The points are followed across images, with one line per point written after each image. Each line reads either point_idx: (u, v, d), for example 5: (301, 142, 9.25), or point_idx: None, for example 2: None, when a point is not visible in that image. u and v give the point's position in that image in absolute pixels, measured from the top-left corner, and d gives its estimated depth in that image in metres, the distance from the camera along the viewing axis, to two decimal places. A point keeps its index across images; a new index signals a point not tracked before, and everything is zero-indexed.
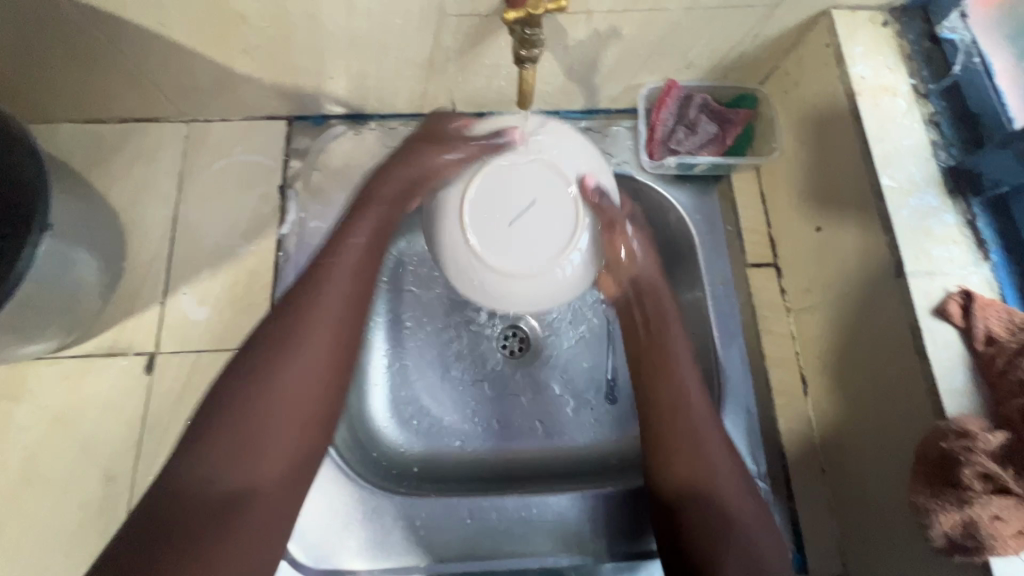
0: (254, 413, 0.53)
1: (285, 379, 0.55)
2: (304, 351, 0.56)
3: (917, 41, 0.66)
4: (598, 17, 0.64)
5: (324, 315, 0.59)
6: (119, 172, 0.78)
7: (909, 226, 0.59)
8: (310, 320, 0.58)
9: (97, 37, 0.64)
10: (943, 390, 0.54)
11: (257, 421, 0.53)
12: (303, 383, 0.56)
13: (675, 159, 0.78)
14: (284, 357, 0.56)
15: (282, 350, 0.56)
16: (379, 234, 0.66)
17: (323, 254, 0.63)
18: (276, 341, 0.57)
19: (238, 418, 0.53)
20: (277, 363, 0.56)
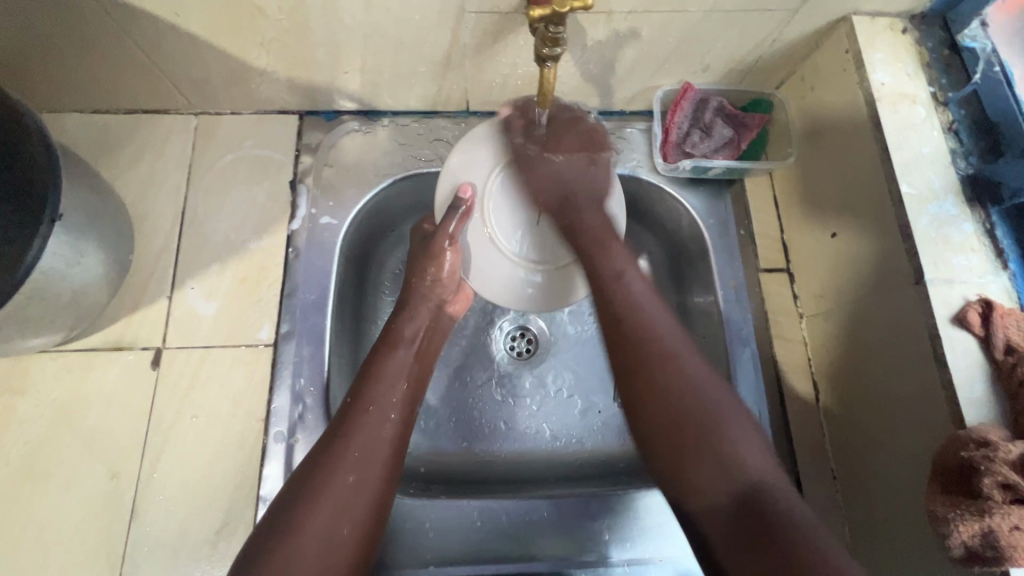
0: (310, 521, 0.52)
1: (344, 489, 0.54)
2: (359, 465, 0.56)
3: (936, 49, 0.67)
4: (618, 18, 0.64)
5: (385, 416, 0.60)
6: (127, 163, 0.77)
7: (928, 234, 0.59)
8: (367, 428, 0.58)
9: (111, 26, 0.63)
10: (962, 400, 0.53)
11: (308, 531, 0.51)
12: (355, 501, 0.54)
13: (690, 163, 0.77)
14: (347, 453, 0.56)
15: (339, 458, 0.55)
16: (428, 335, 0.69)
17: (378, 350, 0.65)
18: (331, 450, 0.56)
19: (302, 513, 0.52)
20: (340, 459, 0.56)
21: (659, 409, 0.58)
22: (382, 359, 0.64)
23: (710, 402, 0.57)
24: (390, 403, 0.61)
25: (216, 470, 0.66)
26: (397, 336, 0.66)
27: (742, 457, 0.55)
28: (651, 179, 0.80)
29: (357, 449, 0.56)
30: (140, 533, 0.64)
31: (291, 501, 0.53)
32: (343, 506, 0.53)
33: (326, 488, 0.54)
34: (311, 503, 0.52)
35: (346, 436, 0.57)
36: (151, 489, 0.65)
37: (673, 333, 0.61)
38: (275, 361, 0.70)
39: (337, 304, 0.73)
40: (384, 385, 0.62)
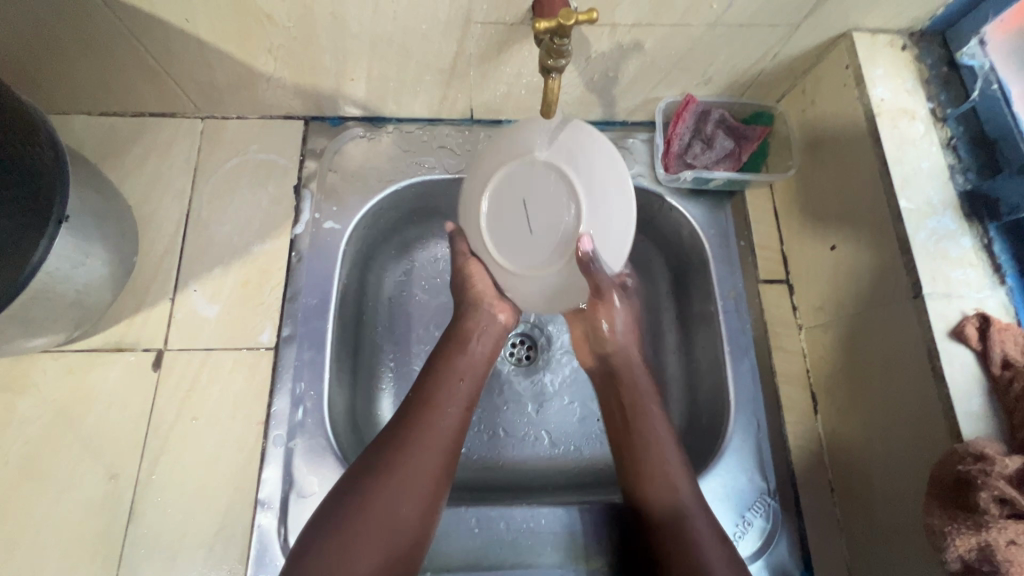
0: (374, 505, 0.55)
1: (408, 477, 0.57)
2: (422, 453, 0.59)
3: (935, 66, 0.68)
4: (622, 30, 0.64)
5: (447, 407, 0.63)
6: (133, 166, 0.78)
7: (926, 248, 0.59)
8: (431, 420, 0.61)
9: (121, 30, 0.63)
10: (959, 414, 0.54)
11: (370, 513, 0.55)
12: (417, 485, 0.58)
13: (692, 173, 0.77)
14: (417, 437, 0.59)
15: (401, 446, 0.59)
16: (490, 341, 0.69)
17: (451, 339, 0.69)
18: (397, 439, 0.59)
19: (373, 490, 0.56)
20: (410, 440, 0.59)
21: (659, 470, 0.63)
22: (450, 358, 0.66)
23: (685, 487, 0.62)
24: (452, 394, 0.64)
25: (215, 473, 0.66)
26: (463, 341, 0.68)
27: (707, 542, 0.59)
28: (653, 189, 0.81)
29: (420, 440, 0.60)
30: (137, 535, 0.63)
31: (353, 485, 0.57)
32: (404, 491, 0.57)
33: (390, 474, 0.57)
34: (377, 488, 0.56)
35: (412, 427, 0.60)
36: (150, 490, 0.65)
37: (671, 442, 0.65)
38: (276, 365, 0.70)
39: (338, 309, 0.73)
40: (446, 379, 0.65)
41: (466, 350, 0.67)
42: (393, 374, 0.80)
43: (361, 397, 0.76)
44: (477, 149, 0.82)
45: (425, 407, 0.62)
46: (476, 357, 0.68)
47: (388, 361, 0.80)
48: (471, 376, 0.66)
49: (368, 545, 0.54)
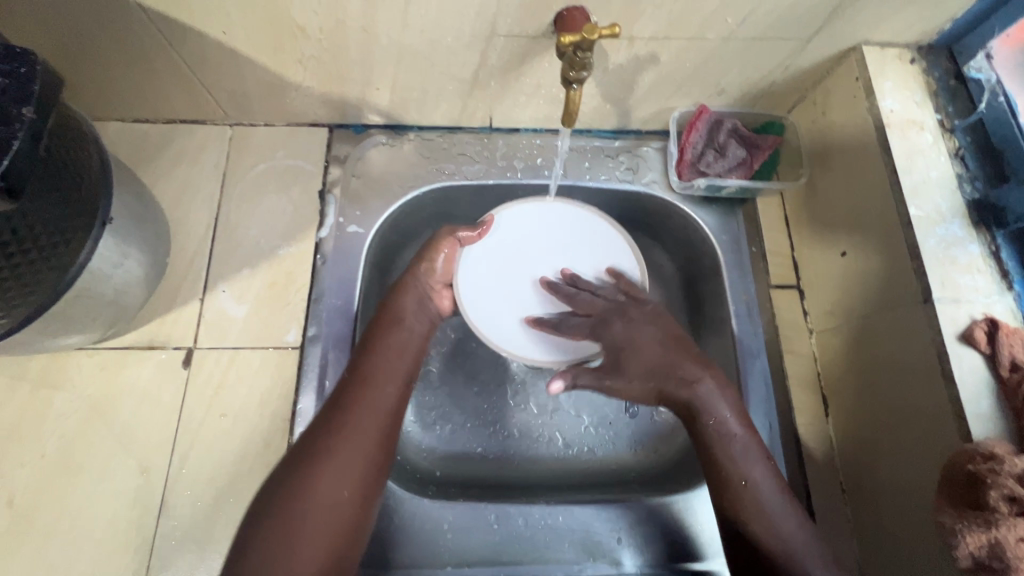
0: (305, 492, 0.54)
1: (344, 458, 0.56)
2: (357, 435, 0.58)
3: (943, 79, 0.70)
4: (640, 43, 0.67)
5: (378, 389, 0.61)
6: (164, 170, 0.81)
7: (936, 255, 0.61)
8: (364, 397, 0.60)
9: (161, 41, 0.66)
10: (969, 415, 0.55)
11: (307, 500, 0.53)
12: (353, 465, 0.56)
13: (704, 181, 0.80)
14: (346, 419, 0.58)
15: (331, 429, 0.58)
16: (425, 316, 0.70)
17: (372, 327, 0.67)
18: (333, 423, 0.58)
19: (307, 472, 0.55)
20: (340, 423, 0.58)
21: (746, 498, 0.60)
22: (375, 336, 0.66)
23: (786, 518, 0.59)
24: (386, 378, 0.63)
25: (243, 468, 0.68)
26: (397, 316, 0.68)
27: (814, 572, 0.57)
28: (666, 196, 0.83)
29: (355, 420, 0.59)
30: (167, 527, 0.65)
31: (286, 477, 0.55)
32: (342, 474, 0.56)
33: (325, 458, 0.56)
34: (310, 472, 0.55)
35: (349, 404, 0.59)
36: (180, 484, 0.67)
37: (752, 447, 0.62)
38: (301, 363, 0.73)
39: (360, 310, 0.76)
40: (382, 358, 0.64)
41: (399, 325, 0.67)
42: None
43: None
44: (495, 156, 0.84)
45: (354, 389, 0.61)
46: (414, 333, 0.68)
47: None
48: (403, 361, 0.65)
49: (305, 532, 0.52)
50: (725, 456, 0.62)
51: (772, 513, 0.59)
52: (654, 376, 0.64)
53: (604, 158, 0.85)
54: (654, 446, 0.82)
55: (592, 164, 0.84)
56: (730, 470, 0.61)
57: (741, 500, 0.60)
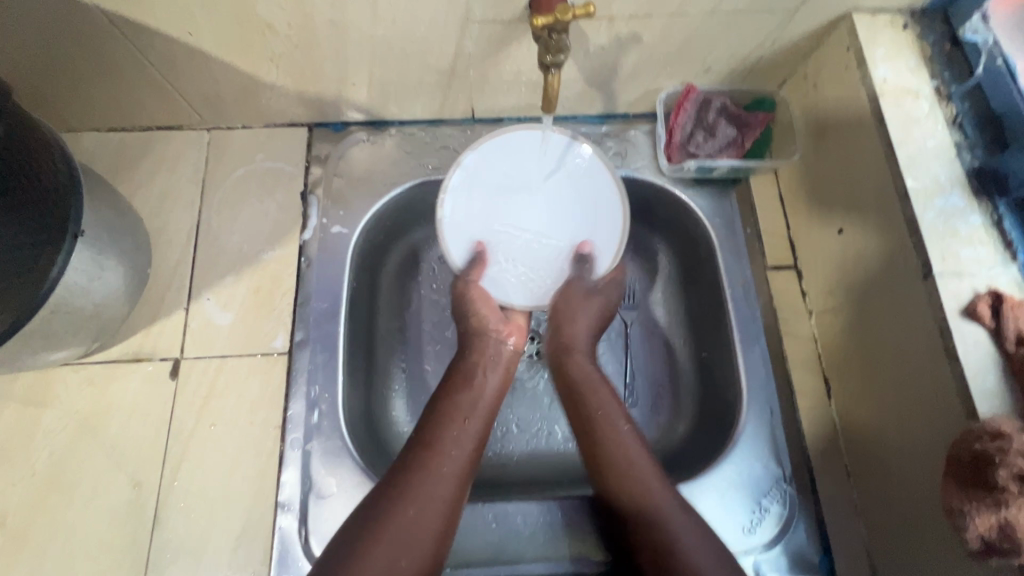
0: (411, 498, 0.56)
1: (451, 466, 0.59)
2: (460, 442, 0.61)
3: (938, 43, 0.67)
4: (619, 23, 0.64)
5: (454, 459, 0.60)
6: (143, 180, 0.79)
7: (936, 228, 0.59)
8: (440, 464, 0.59)
9: (126, 46, 0.64)
10: (975, 392, 0.53)
11: (407, 506, 0.55)
12: (416, 537, 0.54)
13: (694, 163, 0.77)
14: (419, 489, 0.56)
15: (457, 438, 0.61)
16: (516, 329, 0.73)
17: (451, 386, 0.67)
18: (435, 432, 0.61)
19: (375, 544, 0.52)
20: (413, 490, 0.56)
21: (606, 459, 0.62)
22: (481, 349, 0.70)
23: (642, 463, 0.62)
24: (456, 443, 0.61)
25: (236, 477, 0.67)
26: (484, 328, 0.71)
27: (665, 500, 0.59)
28: (656, 180, 0.81)
29: (459, 434, 0.62)
30: (163, 541, 0.65)
31: (390, 482, 0.57)
32: (451, 480, 0.58)
33: (445, 460, 0.59)
34: (377, 539, 0.53)
35: (424, 471, 0.58)
36: (173, 496, 0.66)
37: (616, 412, 0.66)
38: (290, 369, 0.71)
39: (348, 312, 0.74)
40: (481, 370, 0.68)
41: (469, 385, 0.66)
42: (406, 374, 0.80)
43: (375, 398, 0.77)
44: None
45: (452, 401, 0.64)
46: (485, 392, 0.67)
47: (400, 362, 0.80)
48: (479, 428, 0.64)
49: (406, 532, 0.54)
50: (612, 445, 0.63)
51: (619, 448, 0.63)
52: (562, 349, 0.71)
53: (590, 144, 0.83)
54: None
55: None
56: (595, 408, 0.66)
57: (624, 465, 0.62)
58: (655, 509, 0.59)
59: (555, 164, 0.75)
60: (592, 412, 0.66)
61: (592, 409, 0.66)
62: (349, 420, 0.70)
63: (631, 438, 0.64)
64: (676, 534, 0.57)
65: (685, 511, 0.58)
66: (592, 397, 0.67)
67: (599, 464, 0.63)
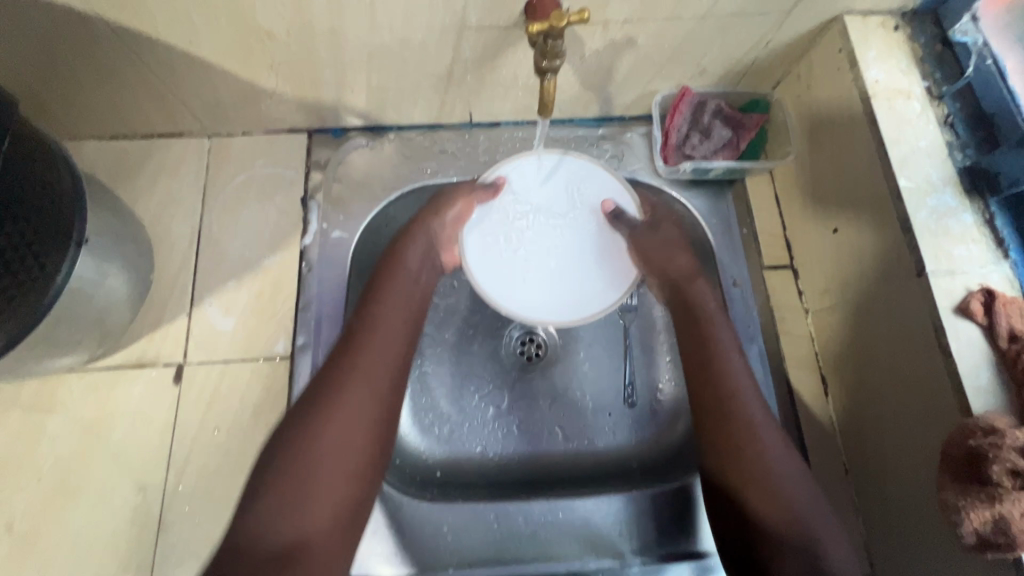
0: (305, 452, 0.54)
1: (355, 411, 0.57)
2: (366, 387, 0.58)
3: (929, 44, 0.68)
4: (614, 27, 0.65)
5: (376, 349, 0.61)
6: (144, 186, 0.80)
7: (928, 227, 0.60)
8: (361, 370, 0.59)
9: (128, 55, 0.65)
10: (968, 388, 0.54)
11: (305, 459, 0.54)
12: (344, 436, 0.56)
13: (690, 164, 0.78)
14: (340, 396, 0.57)
15: (351, 383, 0.58)
16: (430, 269, 0.70)
17: (378, 282, 0.67)
18: (339, 377, 0.58)
19: (301, 453, 0.54)
20: (336, 399, 0.57)
21: (754, 459, 0.59)
22: (382, 290, 0.66)
23: (767, 436, 0.60)
24: (393, 344, 0.62)
25: (240, 480, 0.68)
26: (399, 266, 0.68)
27: (785, 477, 0.58)
28: (653, 182, 0.82)
29: (361, 379, 0.59)
30: (168, 545, 0.65)
31: (290, 431, 0.56)
32: (355, 428, 0.56)
33: (344, 400, 0.57)
34: (302, 444, 0.54)
35: (343, 380, 0.58)
36: (177, 500, 0.67)
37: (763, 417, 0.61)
38: (292, 373, 0.72)
39: (348, 316, 0.75)
40: (388, 312, 0.64)
41: (400, 279, 0.67)
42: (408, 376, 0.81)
43: None
44: (478, 152, 0.83)
45: (357, 344, 0.61)
46: (415, 285, 0.68)
47: None
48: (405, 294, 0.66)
49: (310, 486, 0.53)
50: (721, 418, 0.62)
51: (762, 442, 0.60)
52: (688, 328, 0.69)
53: (587, 147, 0.83)
54: (656, 436, 0.81)
55: (576, 154, 0.83)
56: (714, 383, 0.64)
57: (728, 434, 0.61)
58: (767, 478, 0.58)
59: (532, 199, 0.74)
60: (733, 416, 0.61)
61: (737, 417, 0.61)
62: None
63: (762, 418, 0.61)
64: (801, 508, 0.57)
65: (806, 489, 0.58)
66: (738, 405, 0.62)
67: (725, 437, 0.61)
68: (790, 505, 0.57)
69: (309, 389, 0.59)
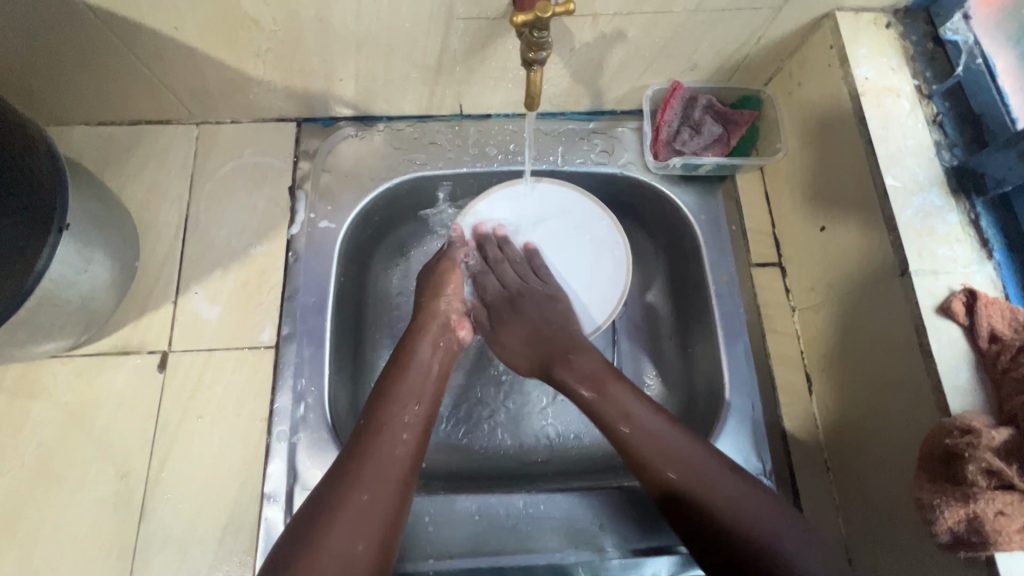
0: (309, 556, 0.52)
1: (358, 510, 0.55)
2: (373, 484, 0.57)
3: (921, 42, 0.67)
4: (603, 20, 0.65)
5: (396, 435, 0.61)
6: (131, 173, 0.80)
7: (913, 226, 0.59)
8: (382, 455, 0.59)
9: (113, 41, 0.65)
10: (948, 387, 0.54)
11: (313, 563, 0.52)
12: (365, 523, 0.55)
13: (681, 159, 0.78)
14: (360, 483, 0.57)
15: (359, 481, 0.57)
16: (444, 355, 0.70)
17: (393, 368, 0.67)
18: (347, 476, 0.57)
19: (319, 542, 0.53)
20: (355, 486, 0.57)
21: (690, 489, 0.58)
22: (394, 380, 0.66)
23: (688, 452, 0.61)
24: (404, 424, 0.62)
25: (222, 469, 0.68)
26: (410, 358, 0.68)
27: (723, 480, 0.59)
28: (642, 177, 0.82)
29: (368, 478, 0.57)
30: (149, 532, 0.66)
31: (308, 521, 0.55)
32: (360, 528, 0.54)
33: (362, 487, 0.57)
34: (320, 531, 0.53)
35: (363, 465, 0.58)
36: (160, 487, 0.67)
37: (671, 438, 0.61)
38: (277, 362, 0.72)
39: (336, 306, 0.75)
40: (399, 406, 0.63)
41: (415, 366, 0.67)
42: None
43: (362, 389, 0.78)
44: (468, 144, 0.82)
45: (376, 428, 0.61)
46: (429, 369, 0.68)
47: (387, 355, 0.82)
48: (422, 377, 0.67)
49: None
50: (647, 443, 0.61)
51: (685, 470, 0.59)
52: (590, 385, 0.66)
53: (578, 141, 0.83)
54: None
55: (566, 148, 0.83)
56: (611, 418, 0.64)
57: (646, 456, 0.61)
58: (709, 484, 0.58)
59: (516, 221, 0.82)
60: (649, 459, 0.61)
61: (652, 457, 0.61)
62: (336, 412, 0.71)
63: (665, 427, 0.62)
64: (747, 505, 0.57)
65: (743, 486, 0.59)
66: (655, 445, 0.61)
67: (644, 463, 0.61)
68: (737, 509, 0.57)
69: (328, 476, 0.58)
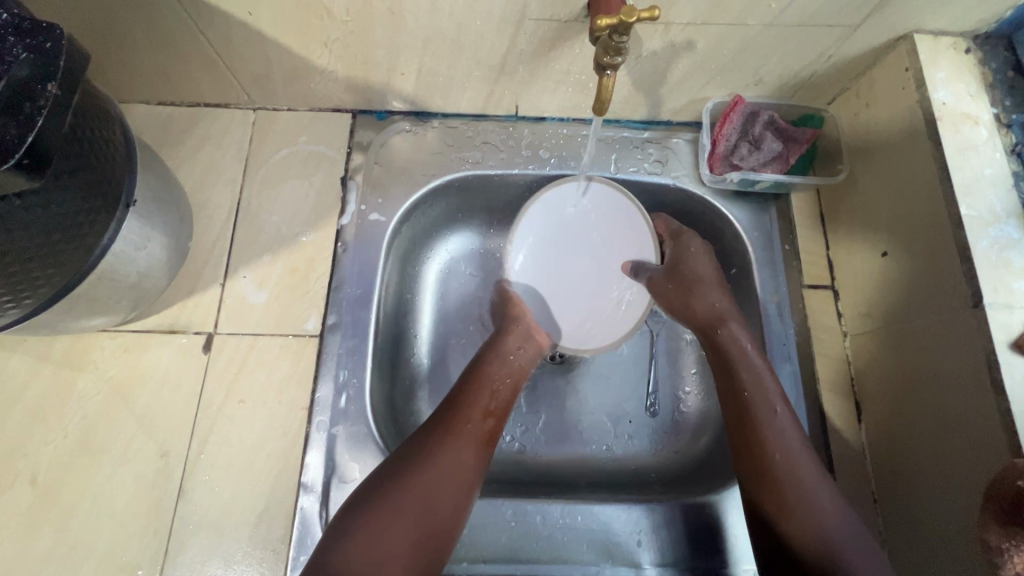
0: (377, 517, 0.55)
1: (434, 483, 0.58)
2: (452, 463, 0.60)
3: (1000, 69, 0.66)
4: (675, 29, 0.64)
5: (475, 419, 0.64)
6: (187, 154, 0.80)
7: (988, 258, 0.58)
8: (459, 433, 0.62)
9: (186, 23, 0.65)
10: (1021, 429, 0.52)
11: (387, 518, 0.55)
12: (441, 493, 0.58)
13: (737, 175, 0.77)
14: (437, 455, 0.60)
15: (439, 455, 0.60)
16: (527, 356, 0.71)
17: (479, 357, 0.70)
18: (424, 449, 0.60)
19: (399, 503, 0.56)
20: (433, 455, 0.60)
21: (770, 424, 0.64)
22: (477, 370, 0.68)
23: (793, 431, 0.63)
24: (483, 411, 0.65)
25: (261, 456, 0.68)
26: (495, 352, 0.70)
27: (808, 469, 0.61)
28: (694, 190, 0.81)
29: (452, 453, 0.60)
30: (186, 513, 0.66)
31: (386, 479, 0.58)
32: (426, 502, 0.57)
33: (438, 459, 0.59)
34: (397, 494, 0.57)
35: (443, 439, 0.61)
36: (199, 468, 0.67)
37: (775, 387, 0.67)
38: (321, 351, 0.72)
39: (381, 299, 0.75)
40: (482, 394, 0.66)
41: (501, 358, 0.69)
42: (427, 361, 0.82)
43: (399, 385, 0.78)
44: (521, 145, 0.82)
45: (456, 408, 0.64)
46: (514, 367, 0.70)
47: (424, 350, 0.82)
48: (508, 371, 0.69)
49: (374, 542, 0.54)
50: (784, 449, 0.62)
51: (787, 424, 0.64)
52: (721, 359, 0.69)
53: (632, 149, 0.82)
54: (678, 448, 0.80)
55: (620, 155, 0.82)
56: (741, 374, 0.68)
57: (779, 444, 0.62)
58: (803, 486, 0.60)
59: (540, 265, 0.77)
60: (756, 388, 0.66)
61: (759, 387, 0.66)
62: (376, 404, 0.71)
63: (790, 424, 0.64)
64: (836, 537, 0.57)
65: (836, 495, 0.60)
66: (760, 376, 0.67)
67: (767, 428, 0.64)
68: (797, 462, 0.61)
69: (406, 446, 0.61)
